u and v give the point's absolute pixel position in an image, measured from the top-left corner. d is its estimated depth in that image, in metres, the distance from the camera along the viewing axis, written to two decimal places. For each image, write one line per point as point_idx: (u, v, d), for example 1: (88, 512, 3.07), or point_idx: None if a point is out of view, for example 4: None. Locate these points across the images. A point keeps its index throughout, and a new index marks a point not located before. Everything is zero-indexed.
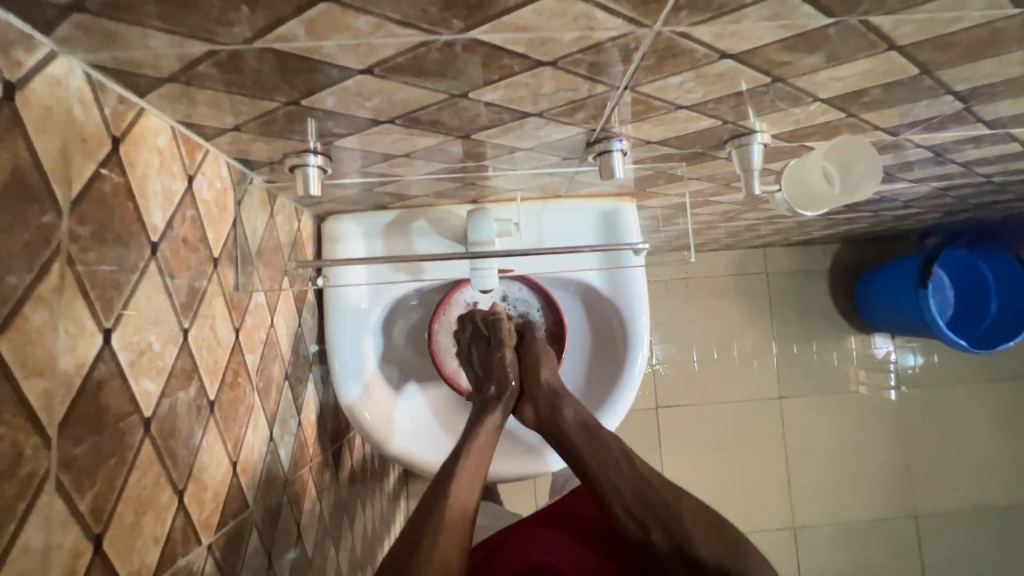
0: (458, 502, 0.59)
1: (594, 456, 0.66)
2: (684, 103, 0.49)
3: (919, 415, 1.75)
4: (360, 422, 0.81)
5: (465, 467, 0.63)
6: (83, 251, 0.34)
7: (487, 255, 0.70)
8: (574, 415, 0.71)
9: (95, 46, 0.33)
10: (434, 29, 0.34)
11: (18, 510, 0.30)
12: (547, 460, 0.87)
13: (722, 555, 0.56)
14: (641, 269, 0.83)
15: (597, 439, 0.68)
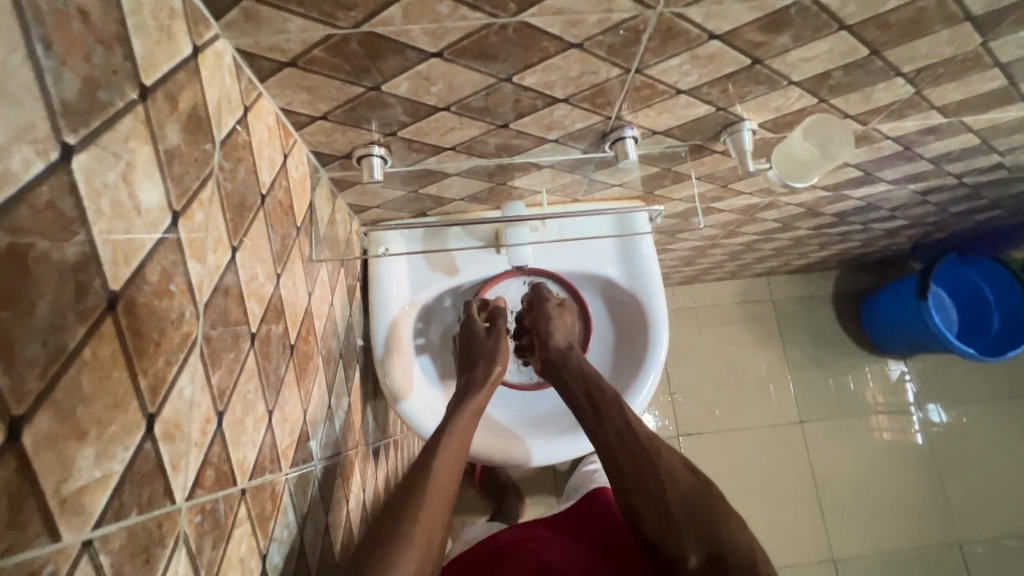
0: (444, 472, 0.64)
1: (591, 409, 0.71)
2: (684, 87, 0.61)
3: (942, 443, 1.73)
4: (392, 392, 0.86)
5: (448, 443, 0.68)
6: (224, 178, 0.44)
7: (517, 219, 0.79)
8: (576, 366, 0.76)
9: (248, 31, 0.44)
10: (495, 12, 0.46)
11: (180, 358, 0.37)
12: (529, 449, 0.88)
13: (692, 511, 0.59)
14: (650, 236, 0.92)
15: (594, 391, 0.72)
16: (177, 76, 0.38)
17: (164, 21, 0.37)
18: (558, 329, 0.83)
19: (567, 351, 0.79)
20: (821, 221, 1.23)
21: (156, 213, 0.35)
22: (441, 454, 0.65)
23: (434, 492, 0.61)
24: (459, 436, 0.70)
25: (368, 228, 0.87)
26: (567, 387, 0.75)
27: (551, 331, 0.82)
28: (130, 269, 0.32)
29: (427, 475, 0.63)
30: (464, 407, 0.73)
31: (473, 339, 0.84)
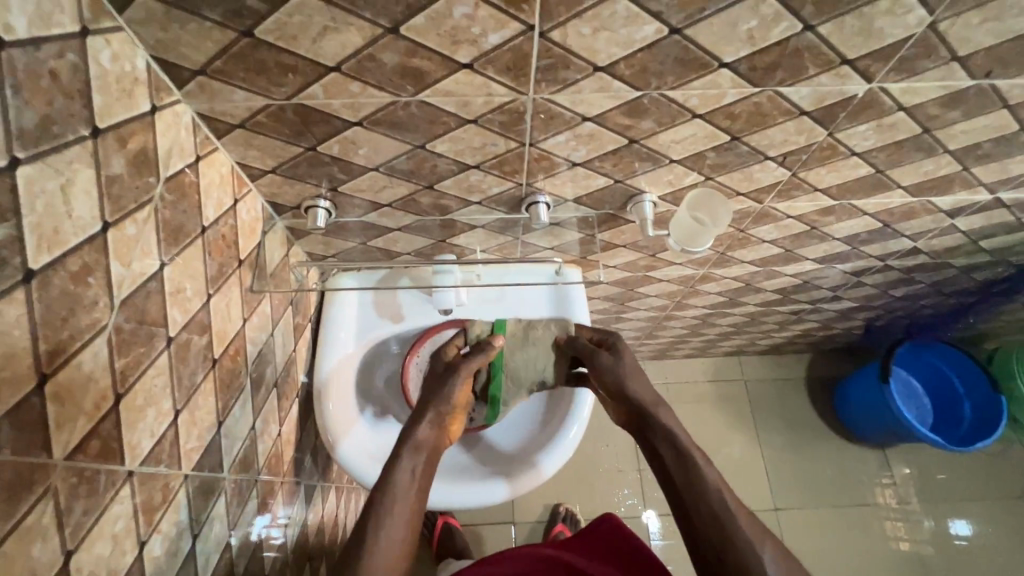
0: (398, 522, 0.65)
1: (684, 479, 0.68)
2: (577, 160, 0.72)
3: (964, 564, 1.60)
4: (325, 427, 0.91)
5: (394, 495, 0.67)
6: (163, 206, 0.55)
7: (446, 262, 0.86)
8: (662, 428, 0.73)
9: (204, 99, 0.57)
10: (397, 92, 0.58)
11: (85, 337, 0.45)
12: (540, 469, 0.93)
13: None
14: (581, 289, 1.00)
15: (689, 464, 0.69)
16: (131, 125, 0.50)
17: (126, 86, 0.49)
18: (635, 375, 0.79)
19: (653, 410, 0.75)
20: (766, 297, 1.29)
21: (87, 220, 0.45)
22: (389, 509, 0.65)
23: (385, 544, 0.62)
24: (412, 478, 0.70)
25: (325, 277, 0.97)
26: (657, 451, 0.73)
27: (636, 383, 0.79)
28: (51, 256, 0.41)
29: (372, 531, 0.62)
30: (404, 453, 0.72)
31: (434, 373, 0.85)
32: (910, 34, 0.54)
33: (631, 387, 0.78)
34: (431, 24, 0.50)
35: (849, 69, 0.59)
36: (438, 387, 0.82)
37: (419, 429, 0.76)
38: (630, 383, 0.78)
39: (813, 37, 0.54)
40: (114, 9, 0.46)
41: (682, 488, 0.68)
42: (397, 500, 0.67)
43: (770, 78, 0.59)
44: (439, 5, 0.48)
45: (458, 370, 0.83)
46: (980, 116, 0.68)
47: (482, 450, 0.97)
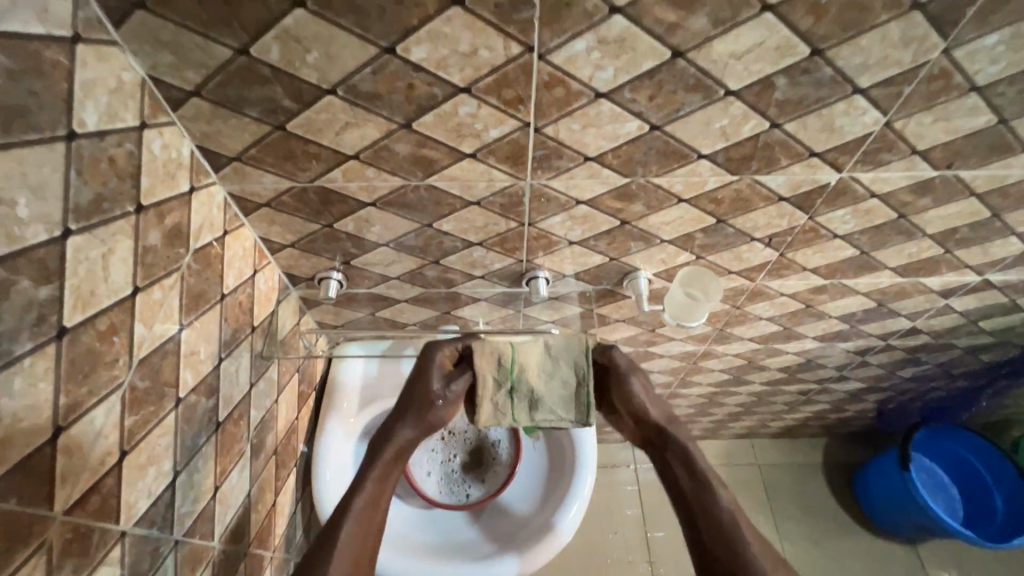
0: (371, 521, 0.70)
1: (699, 501, 0.69)
2: (574, 239, 0.77)
3: None
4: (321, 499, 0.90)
5: (364, 489, 0.71)
6: (188, 274, 0.60)
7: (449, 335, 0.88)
8: (680, 446, 0.72)
9: (237, 181, 0.65)
10: (407, 177, 0.65)
11: (102, 393, 0.48)
12: (549, 544, 0.89)
13: None
14: None
15: (702, 485, 0.70)
16: (170, 203, 0.56)
17: (171, 170, 0.56)
18: (648, 390, 0.74)
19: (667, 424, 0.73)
20: (772, 375, 1.29)
21: (119, 285, 0.49)
22: (360, 501, 0.70)
23: (350, 531, 0.68)
24: (385, 485, 0.73)
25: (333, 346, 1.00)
26: (671, 468, 0.72)
27: (648, 403, 0.74)
28: (83, 316, 0.45)
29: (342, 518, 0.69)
30: (381, 451, 0.74)
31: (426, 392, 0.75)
32: (868, 131, 0.60)
33: (648, 406, 0.73)
34: (439, 121, 0.58)
35: (819, 160, 0.64)
36: (423, 409, 0.75)
37: (402, 434, 0.75)
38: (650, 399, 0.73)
39: (781, 133, 0.60)
40: (169, 107, 0.55)
41: (696, 508, 0.69)
42: (374, 493, 0.72)
43: (746, 167, 0.65)
44: (446, 106, 0.56)
45: (451, 389, 0.75)
46: (951, 203, 0.73)
47: (486, 527, 0.94)
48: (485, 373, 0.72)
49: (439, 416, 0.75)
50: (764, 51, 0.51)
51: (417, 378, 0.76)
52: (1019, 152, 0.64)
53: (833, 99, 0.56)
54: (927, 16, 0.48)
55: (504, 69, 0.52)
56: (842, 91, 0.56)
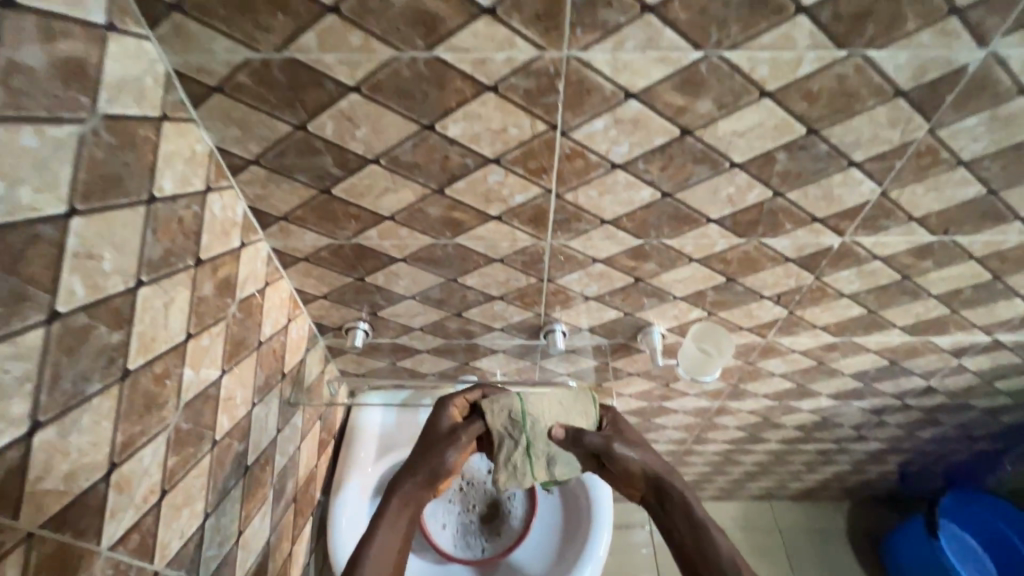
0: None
1: (702, 554, 0.65)
2: (590, 294, 0.81)
3: None
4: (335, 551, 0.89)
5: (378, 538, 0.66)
6: (233, 322, 0.64)
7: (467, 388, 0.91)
8: (680, 496, 0.68)
9: (281, 238, 0.71)
10: (437, 235, 0.70)
11: (152, 433, 0.51)
12: None
13: None
14: None
15: (704, 537, 0.65)
16: (222, 257, 0.62)
17: (226, 228, 0.62)
18: (639, 445, 0.72)
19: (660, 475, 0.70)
20: (788, 433, 1.27)
21: (175, 331, 0.54)
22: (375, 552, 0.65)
23: None
24: (392, 540, 0.67)
25: (353, 395, 1.03)
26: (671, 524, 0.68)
27: (641, 453, 0.72)
28: (144, 359, 0.49)
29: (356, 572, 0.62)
30: (393, 497, 0.71)
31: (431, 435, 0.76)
32: (865, 200, 0.65)
33: (639, 458, 0.71)
34: (469, 187, 0.64)
35: (821, 224, 0.69)
36: (428, 452, 0.74)
37: (408, 483, 0.72)
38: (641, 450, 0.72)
39: (784, 201, 0.65)
40: (230, 174, 0.62)
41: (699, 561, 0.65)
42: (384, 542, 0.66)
43: (753, 230, 0.70)
44: (477, 174, 0.62)
45: (461, 436, 0.75)
46: (952, 265, 0.76)
47: None
48: (497, 428, 0.74)
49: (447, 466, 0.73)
50: (764, 129, 0.57)
51: (427, 436, 0.77)
52: (1012, 220, 0.68)
53: (830, 170, 0.61)
54: (909, 102, 0.54)
55: (530, 143, 0.58)
56: (838, 164, 0.61)
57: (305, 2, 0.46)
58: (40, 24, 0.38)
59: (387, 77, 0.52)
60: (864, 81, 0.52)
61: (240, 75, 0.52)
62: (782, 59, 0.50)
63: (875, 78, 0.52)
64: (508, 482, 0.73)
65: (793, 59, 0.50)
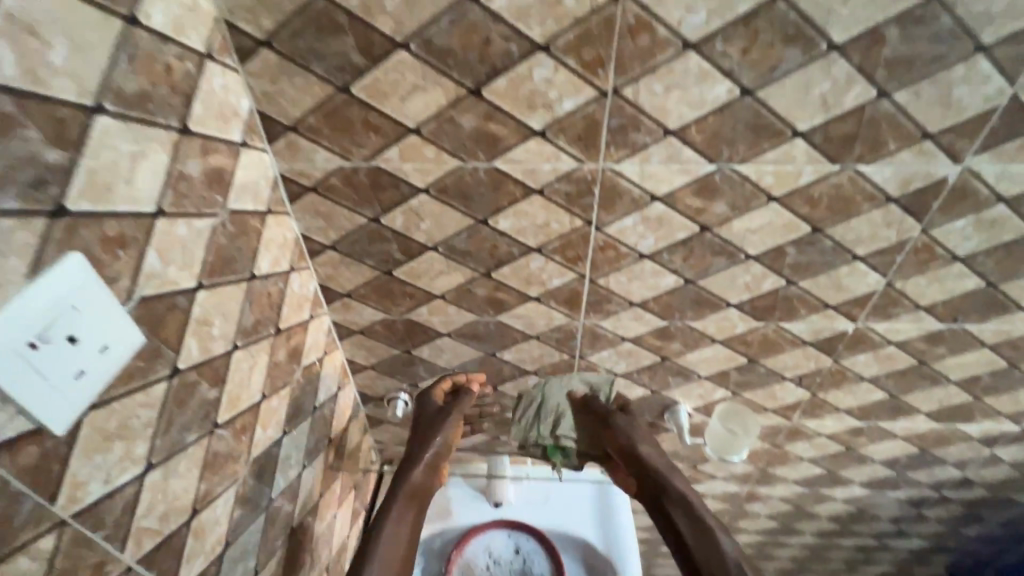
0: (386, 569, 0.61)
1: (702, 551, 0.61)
2: (619, 371, 0.87)
3: None
4: None
5: (386, 530, 0.64)
6: (296, 387, 0.72)
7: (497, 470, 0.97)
8: (680, 495, 0.66)
9: (343, 312, 0.80)
10: (481, 313, 0.78)
11: (225, 484, 0.56)
12: None
13: None
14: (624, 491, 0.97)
15: (707, 534, 0.62)
16: (295, 328, 0.70)
17: (300, 302, 0.72)
18: (647, 435, 0.74)
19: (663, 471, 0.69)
20: (823, 525, 1.23)
21: (254, 392, 0.61)
22: (382, 542, 0.63)
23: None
24: (402, 530, 0.65)
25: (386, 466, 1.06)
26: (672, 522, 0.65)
27: (642, 449, 0.72)
28: (229, 415, 0.56)
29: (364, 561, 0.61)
30: (394, 491, 0.68)
31: (421, 416, 0.77)
32: (873, 289, 0.72)
33: (642, 449, 0.71)
34: (513, 272, 0.72)
35: (834, 310, 0.74)
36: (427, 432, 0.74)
37: (415, 471, 0.69)
38: (641, 444, 0.72)
39: (797, 288, 0.72)
40: (309, 255, 0.72)
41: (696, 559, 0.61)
42: (385, 532, 0.64)
43: (770, 315, 0.76)
44: (521, 261, 0.71)
45: (449, 411, 0.75)
46: (966, 352, 0.80)
47: None
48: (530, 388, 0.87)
49: (440, 446, 0.72)
50: (774, 227, 0.65)
51: (416, 422, 0.76)
52: (1016, 311, 0.73)
53: (837, 263, 0.68)
54: (900, 206, 0.62)
55: (569, 235, 0.67)
56: (844, 258, 0.68)
57: (395, 125, 0.58)
58: (202, 144, 0.50)
59: (452, 181, 0.63)
60: (858, 189, 0.61)
61: (333, 179, 0.63)
62: (784, 170, 0.60)
63: (867, 187, 0.61)
64: (520, 433, 0.84)
65: (795, 171, 0.60)
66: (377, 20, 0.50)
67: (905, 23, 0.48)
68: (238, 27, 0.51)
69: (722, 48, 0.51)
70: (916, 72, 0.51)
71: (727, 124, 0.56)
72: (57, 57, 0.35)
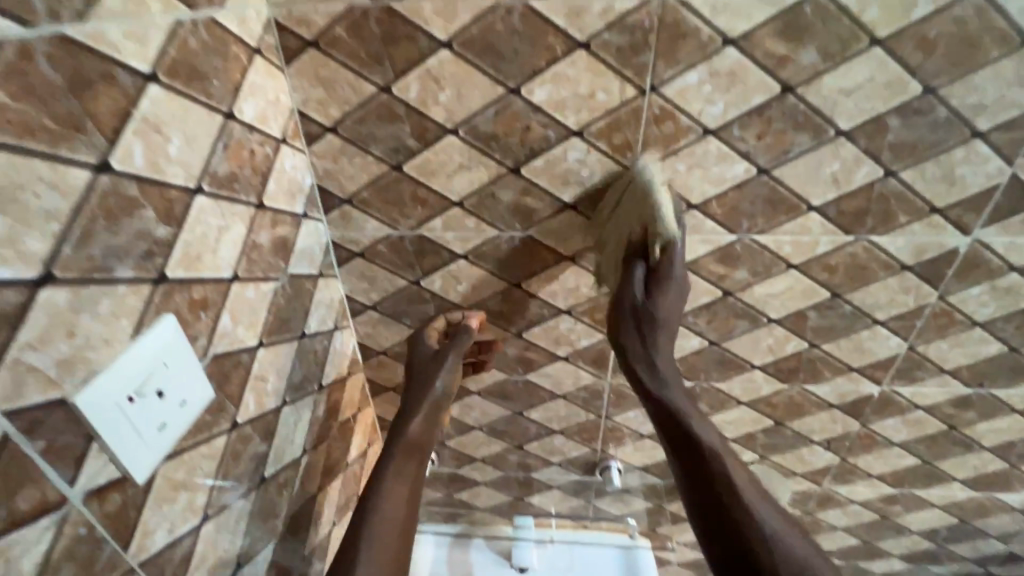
0: (388, 529, 0.61)
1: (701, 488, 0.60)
2: (644, 431, 0.88)
3: None
4: None
5: (386, 488, 0.64)
6: (329, 444, 0.74)
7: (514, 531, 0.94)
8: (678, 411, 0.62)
9: (378, 370, 0.83)
10: (510, 371, 0.81)
11: (262, 540, 0.58)
12: None
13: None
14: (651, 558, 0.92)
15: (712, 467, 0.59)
16: (334, 384, 0.74)
17: (341, 360, 0.75)
18: (656, 328, 0.61)
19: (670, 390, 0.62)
20: None
21: (293, 448, 0.64)
22: (382, 500, 0.63)
23: (380, 536, 0.60)
24: (401, 482, 0.65)
25: None
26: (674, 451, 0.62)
27: (657, 312, 0.60)
28: (272, 470, 0.59)
29: (366, 521, 0.61)
30: (393, 443, 0.67)
31: (412, 358, 0.71)
32: (895, 353, 0.73)
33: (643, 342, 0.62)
34: (543, 333, 0.76)
35: (858, 373, 0.76)
36: (423, 372, 0.69)
37: (413, 422, 0.67)
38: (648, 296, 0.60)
39: (819, 351, 0.74)
40: (351, 316, 0.76)
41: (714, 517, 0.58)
42: (387, 486, 0.64)
43: (795, 377, 0.77)
44: (551, 322, 0.74)
45: (449, 354, 0.69)
46: (996, 418, 0.80)
47: None
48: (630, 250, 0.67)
49: (440, 391, 0.69)
50: (794, 292, 0.68)
51: (411, 360, 0.71)
52: None
53: (858, 327, 0.71)
54: (915, 274, 0.65)
55: (597, 298, 0.71)
56: (864, 322, 0.70)
57: (440, 199, 0.64)
58: (272, 217, 0.56)
59: (490, 249, 0.68)
60: (873, 258, 0.64)
61: (380, 245, 0.69)
62: (801, 240, 0.64)
63: (881, 256, 0.64)
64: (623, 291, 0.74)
65: (811, 241, 0.64)
66: (431, 111, 0.57)
67: (905, 113, 0.54)
68: (310, 117, 0.59)
69: (738, 134, 0.56)
70: (918, 154, 0.56)
71: (745, 200, 0.61)
72: (173, 149, 0.41)
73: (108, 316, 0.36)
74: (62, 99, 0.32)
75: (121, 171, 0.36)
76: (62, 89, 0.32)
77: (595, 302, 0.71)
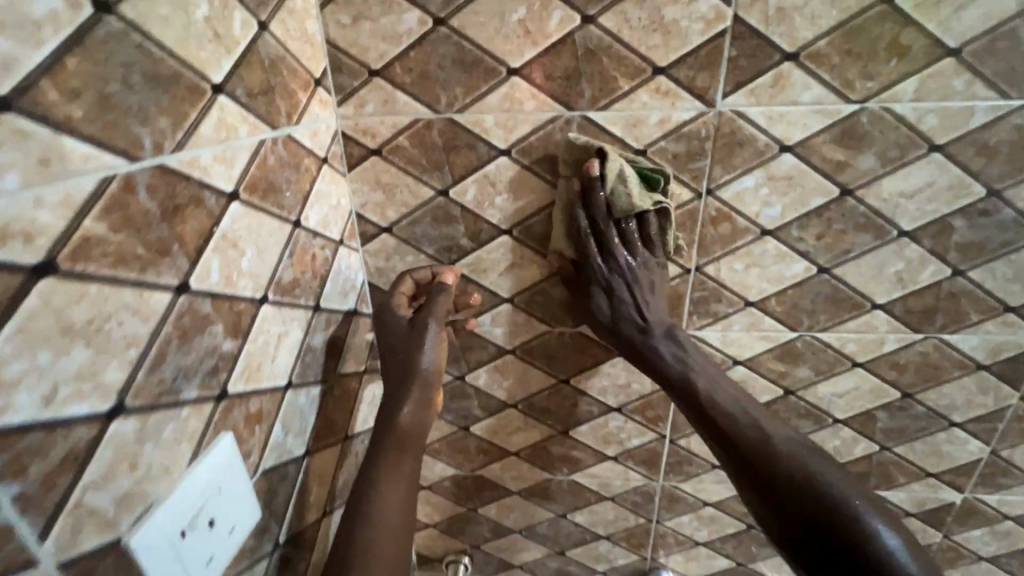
0: (384, 532, 0.50)
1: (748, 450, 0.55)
2: (699, 538, 0.80)
3: None
4: None
5: (378, 492, 0.52)
6: None
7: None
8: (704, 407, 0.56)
9: None
10: (553, 470, 0.76)
11: None
12: None
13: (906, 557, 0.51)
14: None
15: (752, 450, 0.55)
16: None
17: None
18: (658, 330, 0.57)
19: (707, 388, 0.56)
20: None
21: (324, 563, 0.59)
22: (375, 504, 0.51)
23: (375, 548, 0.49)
24: (397, 476, 0.54)
25: None
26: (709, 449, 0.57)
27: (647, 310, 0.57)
28: None
29: (354, 534, 0.49)
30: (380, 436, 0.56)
31: (386, 329, 0.60)
32: (976, 457, 0.68)
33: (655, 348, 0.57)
34: (591, 430, 0.72)
35: (936, 479, 0.70)
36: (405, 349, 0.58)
37: (401, 412, 0.56)
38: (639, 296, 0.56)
39: (891, 453, 0.69)
40: None
41: (818, 534, 0.52)
42: (377, 482, 0.53)
43: (866, 482, 0.71)
44: (600, 419, 0.71)
45: (427, 323, 0.57)
46: None
47: None
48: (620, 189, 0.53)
49: (428, 368, 0.58)
50: (861, 391, 0.65)
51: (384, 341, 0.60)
52: None
53: (932, 429, 0.66)
54: (993, 374, 0.62)
55: (649, 395, 0.68)
56: (939, 424, 0.66)
57: (490, 295, 0.63)
58: (327, 318, 0.55)
59: (538, 344, 0.66)
60: (945, 357, 0.61)
61: None
62: (867, 339, 0.61)
63: (954, 355, 0.61)
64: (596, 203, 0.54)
65: (878, 339, 0.61)
66: (487, 212, 0.58)
67: (970, 214, 0.53)
68: (367, 218, 0.60)
69: (797, 234, 0.56)
70: (987, 254, 0.55)
71: (806, 297, 0.59)
72: (246, 263, 0.41)
73: (170, 442, 0.34)
74: (155, 224, 0.32)
75: (199, 289, 0.36)
76: (157, 216, 0.32)
77: (647, 397, 0.68)
